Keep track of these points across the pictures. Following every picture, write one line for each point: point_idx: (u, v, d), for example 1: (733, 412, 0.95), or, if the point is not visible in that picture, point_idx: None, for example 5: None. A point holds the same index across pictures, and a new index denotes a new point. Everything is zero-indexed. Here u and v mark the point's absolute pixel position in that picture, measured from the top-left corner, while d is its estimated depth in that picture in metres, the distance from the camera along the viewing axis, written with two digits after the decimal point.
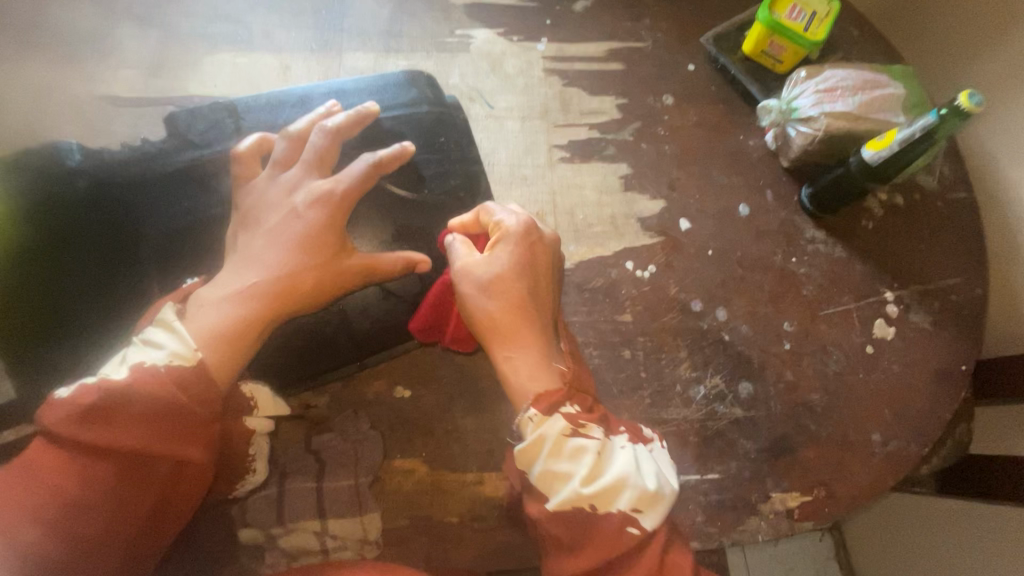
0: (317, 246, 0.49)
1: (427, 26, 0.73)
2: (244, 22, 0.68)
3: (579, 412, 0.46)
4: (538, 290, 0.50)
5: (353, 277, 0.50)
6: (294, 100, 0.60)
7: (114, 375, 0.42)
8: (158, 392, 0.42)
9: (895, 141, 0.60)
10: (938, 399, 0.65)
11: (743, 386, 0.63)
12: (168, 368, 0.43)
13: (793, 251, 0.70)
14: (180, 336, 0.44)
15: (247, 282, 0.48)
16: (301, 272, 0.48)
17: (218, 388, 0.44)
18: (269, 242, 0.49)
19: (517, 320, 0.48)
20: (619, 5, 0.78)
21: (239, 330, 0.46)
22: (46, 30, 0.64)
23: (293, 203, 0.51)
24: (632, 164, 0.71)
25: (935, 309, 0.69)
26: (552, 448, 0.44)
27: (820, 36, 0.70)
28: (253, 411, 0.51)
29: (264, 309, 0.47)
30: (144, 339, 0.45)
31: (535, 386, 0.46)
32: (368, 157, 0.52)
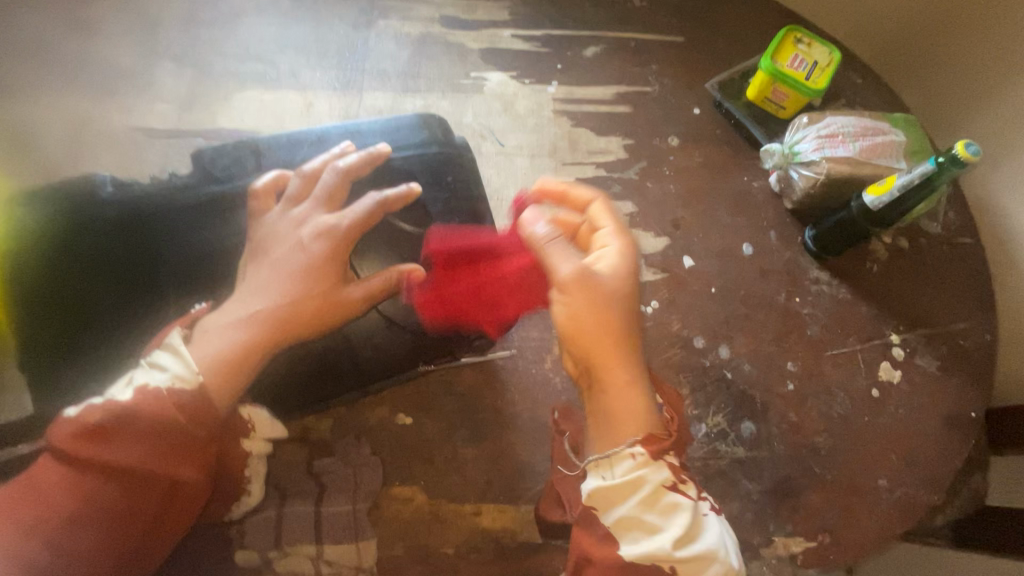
0: (319, 273, 0.52)
1: (444, 68, 0.77)
2: (273, 62, 0.72)
3: (680, 469, 0.48)
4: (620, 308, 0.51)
5: (348, 310, 0.52)
6: (312, 139, 0.62)
7: (121, 396, 0.46)
8: (159, 411, 0.45)
9: (895, 187, 0.62)
10: (947, 447, 0.65)
11: (745, 426, 0.63)
12: (169, 389, 0.46)
13: (796, 291, 0.70)
14: (182, 359, 0.47)
15: (253, 308, 0.51)
16: (303, 300, 0.51)
17: (215, 410, 0.47)
18: (276, 270, 0.52)
19: (600, 341, 0.50)
20: (627, 52, 0.82)
21: (240, 355, 0.48)
22: (89, 66, 0.69)
23: (299, 236, 0.53)
24: (637, 203, 0.73)
25: (943, 353, 0.69)
26: (652, 496, 0.46)
27: (821, 84, 0.73)
28: (250, 433, 0.53)
29: (267, 334, 0.50)
30: (152, 362, 0.48)
31: (643, 422, 0.48)
32: (375, 195, 0.55)
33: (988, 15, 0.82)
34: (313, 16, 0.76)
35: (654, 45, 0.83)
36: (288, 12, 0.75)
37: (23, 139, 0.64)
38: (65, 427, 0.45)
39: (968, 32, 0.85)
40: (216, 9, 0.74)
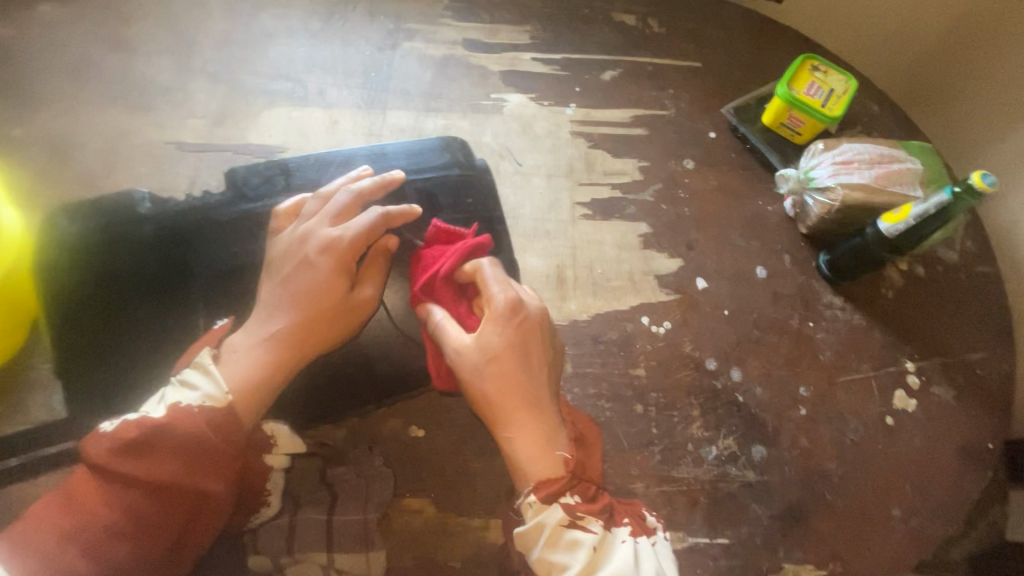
0: (330, 289, 0.54)
1: (465, 89, 0.79)
2: (301, 81, 0.75)
3: (579, 503, 0.49)
4: (530, 366, 0.53)
5: (363, 314, 0.55)
6: (339, 161, 0.65)
7: (154, 413, 0.46)
8: (192, 427, 0.46)
9: (910, 215, 0.62)
10: (962, 478, 0.64)
11: (756, 449, 0.63)
12: (201, 407, 0.47)
13: (809, 315, 0.70)
14: (214, 380, 0.49)
15: (272, 328, 0.52)
16: (318, 318, 0.53)
17: (244, 425, 0.48)
18: (292, 284, 0.53)
19: (510, 397, 0.52)
20: (644, 76, 0.84)
21: (268, 379, 0.50)
22: (128, 82, 0.71)
23: (308, 252, 0.55)
24: (651, 224, 0.74)
25: (959, 383, 0.68)
26: (551, 538, 0.47)
27: (836, 111, 0.74)
28: (273, 449, 0.53)
29: (290, 355, 0.52)
30: (182, 381, 0.49)
31: (538, 466, 0.50)
32: (379, 209, 0.56)
33: (998, 49, 0.87)
34: (341, 38, 0.79)
35: (670, 71, 0.85)
36: (317, 34, 0.79)
37: (63, 150, 0.66)
38: (101, 442, 0.45)
39: (986, 64, 0.89)
40: (249, 30, 0.77)
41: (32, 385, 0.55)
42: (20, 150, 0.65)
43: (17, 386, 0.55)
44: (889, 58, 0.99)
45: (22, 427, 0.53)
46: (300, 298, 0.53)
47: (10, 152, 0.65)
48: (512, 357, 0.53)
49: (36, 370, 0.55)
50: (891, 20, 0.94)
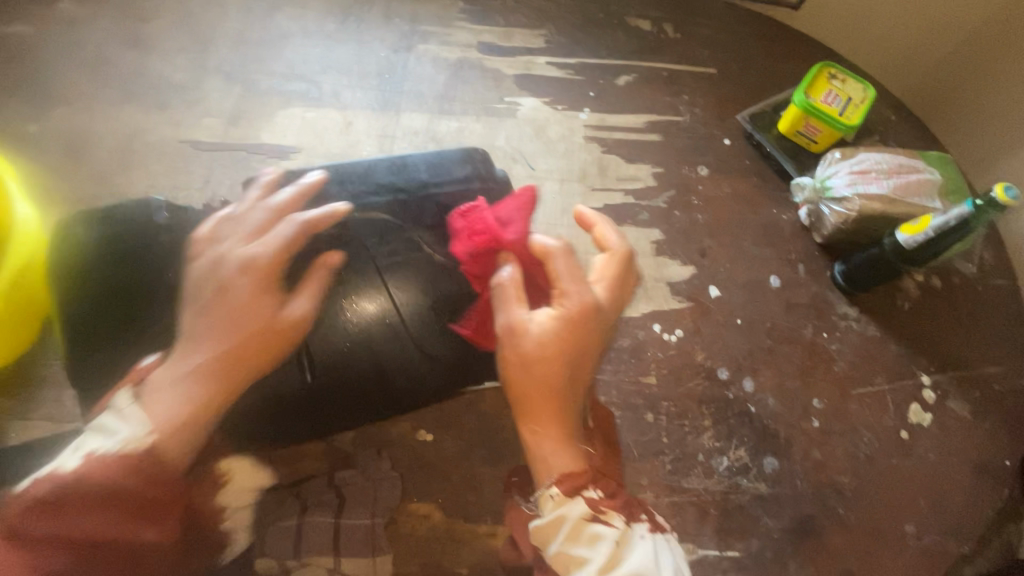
0: (253, 312, 0.51)
1: (479, 92, 0.79)
2: (316, 81, 0.75)
3: (601, 499, 0.50)
4: (571, 365, 0.53)
5: (291, 332, 0.51)
6: (359, 171, 0.63)
7: (70, 461, 0.46)
8: (105, 477, 0.45)
9: (929, 227, 0.62)
10: (977, 495, 0.63)
11: (767, 461, 0.62)
12: (118, 453, 0.45)
13: (823, 326, 0.70)
14: (129, 421, 0.46)
15: (193, 363, 0.49)
16: (244, 342, 0.50)
17: (169, 464, 0.47)
18: (213, 310, 0.51)
19: (548, 393, 0.52)
20: (659, 82, 0.83)
21: (193, 416, 0.48)
22: (143, 80, 0.71)
23: (224, 277, 0.52)
24: (664, 231, 0.73)
25: (975, 399, 0.67)
26: (572, 531, 0.48)
27: (854, 120, 0.73)
28: (222, 489, 0.50)
29: (214, 385, 0.49)
30: (97, 425, 0.47)
31: (568, 459, 0.51)
32: (297, 219, 0.54)
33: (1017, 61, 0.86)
34: (357, 40, 0.79)
35: (685, 77, 0.84)
36: (333, 35, 0.79)
37: (78, 147, 0.65)
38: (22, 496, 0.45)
39: (1005, 76, 0.88)
40: (265, 31, 0.77)
41: (44, 381, 0.54)
42: (35, 145, 0.65)
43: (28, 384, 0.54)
44: (904, 68, 0.98)
45: (33, 424, 0.53)
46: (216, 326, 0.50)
47: (25, 148, 0.64)
48: (564, 356, 0.53)
49: (47, 368, 0.55)
50: (910, 28, 0.93)
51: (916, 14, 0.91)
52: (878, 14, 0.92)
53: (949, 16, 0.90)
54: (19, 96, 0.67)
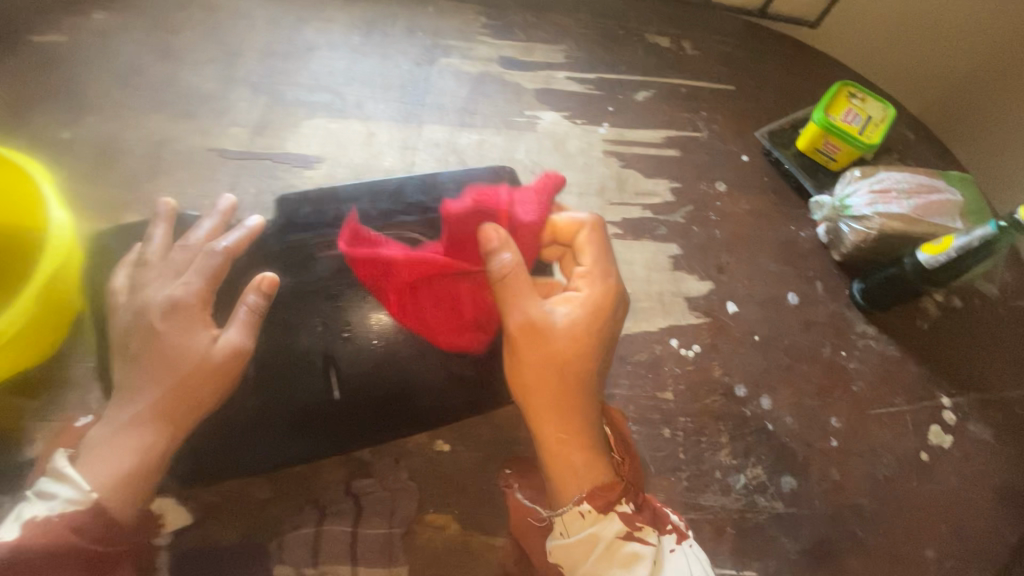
0: (187, 352, 0.50)
1: (500, 106, 0.80)
2: (340, 93, 0.76)
3: (634, 514, 0.52)
4: (591, 366, 0.55)
5: (229, 363, 0.51)
6: (389, 191, 0.62)
7: (8, 532, 0.44)
8: (54, 540, 0.44)
9: (952, 247, 0.61)
10: (998, 520, 0.62)
11: (786, 480, 0.61)
12: (62, 516, 0.45)
13: (842, 344, 0.69)
14: (71, 482, 0.46)
15: (132, 411, 0.49)
16: (189, 380, 0.50)
17: (116, 522, 0.46)
18: (142, 356, 0.50)
19: (569, 396, 0.54)
20: (678, 98, 0.84)
21: (138, 466, 0.48)
22: (173, 89, 0.72)
23: (152, 322, 0.51)
24: (681, 246, 0.73)
25: (997, 422, 0.66)
26: (608, 551, 0.50)
27: (874, 139, 0.73)
28: (159, 531, 0.49)
29: (159, 427, 0.49)
30: (37, 491, 0.46)
31: (597, 467, 0.54)
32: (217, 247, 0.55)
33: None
34: (381, 53, 0.81)
35: (704, 93, 0.85)
36: (357, 48, 0.80)
37: (110, 154, 0.67)
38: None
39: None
40: (292, 43, 0.79)
41: (68, 383, 0.55)
42: (68, 152, 0.66)
43: (51, 383, 0.54)
44: (921, 91, 0.99)
45: (56, 426, 0.53)
46: (151, 370, 0.49)
47: (59, 154, 0.66)
48: (586, 354, 0.55)
49: (73, 369, 0.55)
50: (927, 51, 0.94)
51: (932, 38, 0.92)
52: (894, 37, 0.94)
53: (966, 41, 0.91)
54: (53, 103, 0.69)
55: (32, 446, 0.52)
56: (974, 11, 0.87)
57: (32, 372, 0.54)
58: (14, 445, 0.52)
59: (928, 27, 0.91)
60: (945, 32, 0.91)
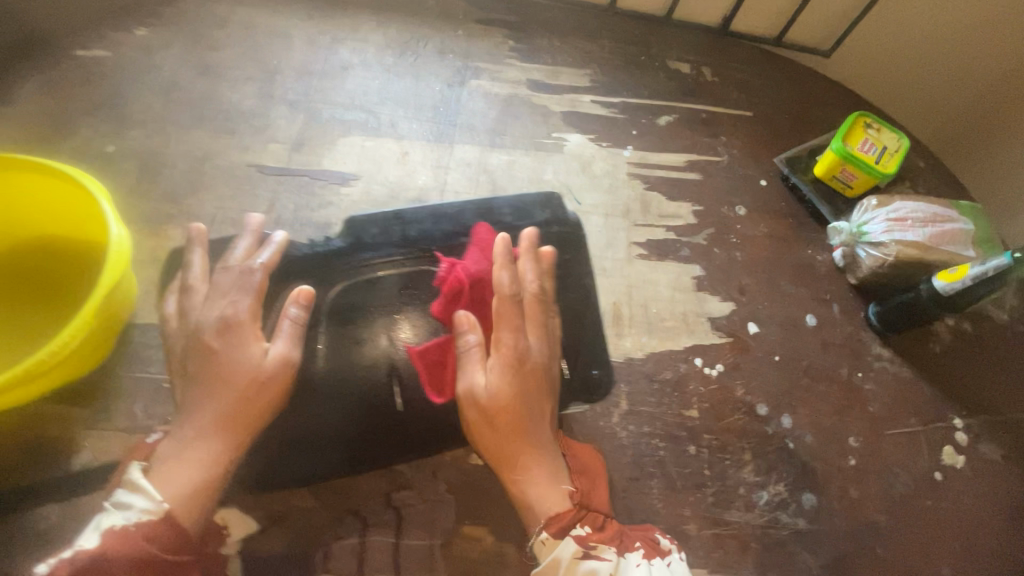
0: (243, 368, 0.53)
1: (529, 127, 0.82)
2: (374, 112, 0.79)
3: (590, 534, 0.53)
4: (532, 412, 0.57)
5: (280, 376, 0.54)
6: (450, 213, 0.69)
7: (85, 542, 0.44)
8: (130, 548, 0.44)
9: (967, 275, 0.64)
10: (1009, 539, 0.64)
11: (807, 497, 0.63)
12: (137, 525, 0.45)
13: (858, 365, 0.72)
14: (146, 492, 0.47)
15: (195, 428, 0.51)
16: (250, 395, 0.52)
17: (186, 530, 0.47)
18: (200, 373, 0.52)
19: (514, 444, 0.56)
20: (698, 123, 0.87)
21: (205, 479, 0.49)
22: (214, 106, 0.74)
23: (209, 342, 0.53)
24: (704, 267, 0.76)
25: (1007, 443, 0.69)
26: (568, 571, 0.50)
27: (889, 168, 0.76)
28: (224, 540, 0.51)
29: (221, 440, 0.51)
30: (113, 502, 0.47)
31: (541, 488, 0.55)
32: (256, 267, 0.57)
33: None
34: (413, 73, 0.83)
35: (723, 119, 0.88)
36: (391, 69, 0.83)
37: (153, 167, 0.69)
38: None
39: None
40: (327, 62, 0.81)
41: (113, 393, 0.56)
42: (114, 165, 0.68)
43: (95, 393, 0.55)
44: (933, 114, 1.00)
45: (104, 434, 0.54)
46: (213, 389, 0.51)
47: (105, 168, 0.68)
48: (529, 407, 0.57)
49: (120, 379, 0.56)
50: (940, 76, 0.95)
51: (946, 62, 0.93)
52: (909, 61, 0.95)
53: (981, 65, 0.92)
54: (98, 117, 0.70)
55: (81, 454, 0.53)
56: (988, 36, 0.88)
57: (80, 381, 0.55)
58: (61, 454, 0.53)
59: (943, 50, 0.92)
60: (960, 57, 0.92)
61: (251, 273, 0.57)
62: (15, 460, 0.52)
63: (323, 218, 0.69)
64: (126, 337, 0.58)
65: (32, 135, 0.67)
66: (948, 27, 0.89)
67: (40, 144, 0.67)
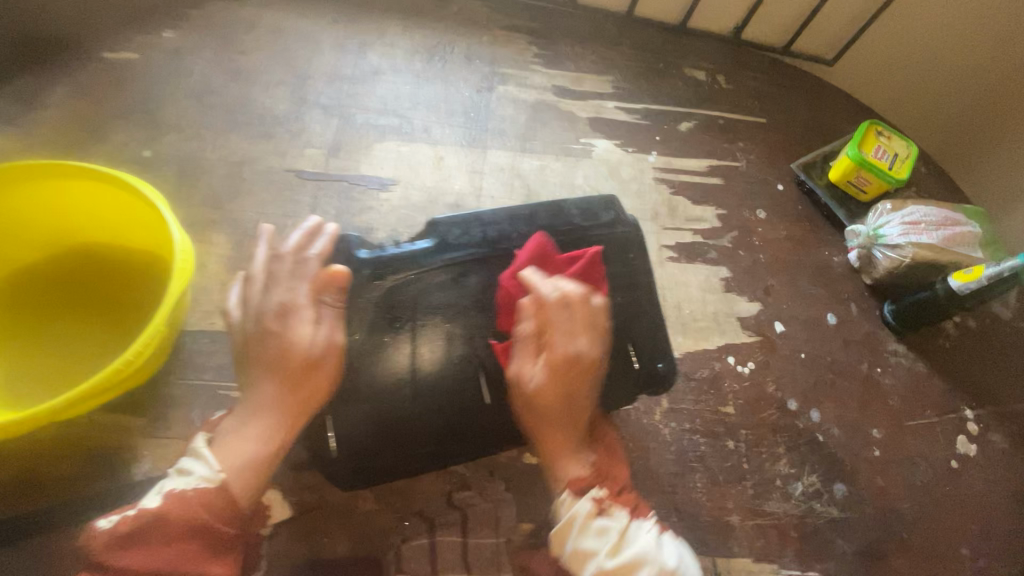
0: (298, 348, 0.48)
1: (558, 133, 0.84)
2: (408, 117, 0.79)
3: (605, 496, 0.50)
4: (573, 403, 0.53)
5: (332, 360, 0.49)
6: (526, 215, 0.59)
7: (148, 503, 0.43)
8: (188, 512, 0.43)
9: (982, 276, 0.68)
10: (1020, 522, 0.69)
11: (837, 487, 0.67)
12: (195, 491, 0.44)
13: (877, 361, 0.76)
14: (207, 460, 0.45)
15: (255, 400, 0.48)
16: (307, 375, 0.48)
17: (239, 504, 0.45)
18: (259, 356, 0.48)
19: (551, 430, 0.53)
20: (717, 129, 0.90)
21: (260, 455, 0.47)
22: (248, 110, 0.74)
23: (267, 324, 0.48)
24: (730, 269, 0.79)
25: (1013, 432, 0.74)
26: (581, 527, 0.48)
27: (902, 174, 0.80)
28: (268, 520, 0.52)
29: (278, 417, 0.48)
30: (178, 468, 0.46)
31: (567, 468, 0.52)
32: (312, 251, 0.52)
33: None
34: (442, 79, 0.84)
35: (740, 125, 0.91)
36: (420, 74, 0.83)
37: (192, 173, 0.68)
38: (98, 538, 0.42)
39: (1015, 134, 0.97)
40: (357, 67, 0.81)
41: (169, 400, 0.55)
42: (152, 170, 0.68)
43: (150, 400, 0.55)
44: (944, 110, 1.03)
45: (164, 442, 0.53)
46: (269, 365, 0.48)
47: (144, 174, 0.67)
48: (570, 401, 0.53)
49: (176, 387, 0.56)
50: (950, 74, 0.99)
51: (956, 61, 0.97)
52: (919, 60, 0.98)
53: (992, 63, 0.95)
54: (134, 123, 0.70)
55: (142, 462, 0.52)
56: (998, 35, 0.91)
57: (137, 389, 0.55)
58: (122, 463, 0.52)
59: (953, 50, 0.96)
60: (970, 55, 0.95)
61: (306, 261, 0.51)
62: (73, 470, 0.51)
63: (365, 223, 0.70)
64: (179, 344, 0.58)
65: (68, 142, 0.67)
66: (946, 36, 0.94)
67: (78, 151, 0.67)
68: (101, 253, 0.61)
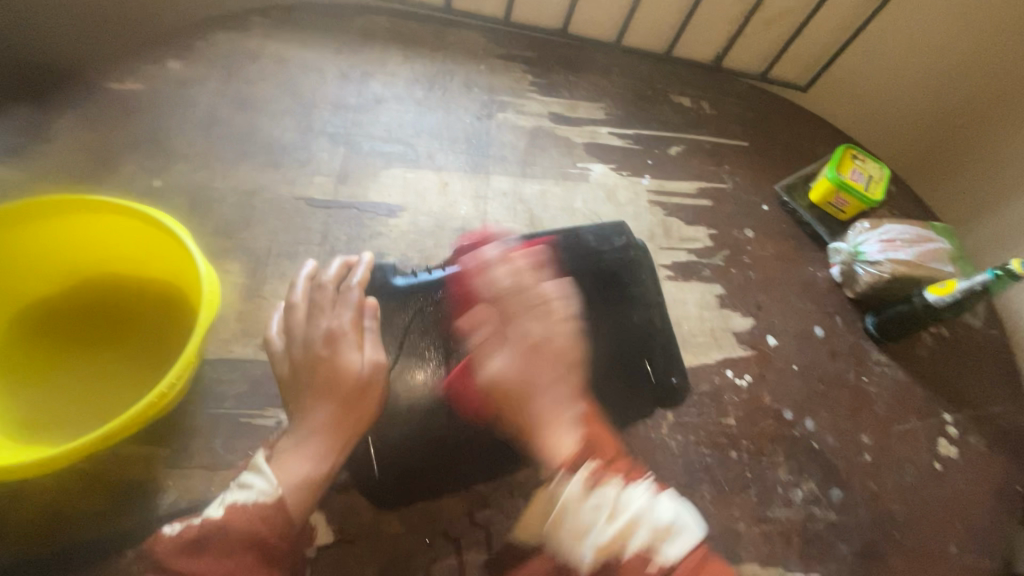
0: (348, 372, 0.52)
1: (556, 158, 0.87)
2: (412, 145, 0.82)
3: (597, 469, 0.52)
4: (543, 388, 0.58)
5: (382, 380, 0.53)
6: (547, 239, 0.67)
7: (212, 513, 0.46)
8: (249, 524, 0.45)
9: (955, 290, 0.73)
10: (1001, 519, 0.73)
11: (834, 492, 0.71)
12: (256, 505, 0.46)
13: (863, 370, 0.80)
14: (267, 475, 0.47)
15: (307, 423, 0.50)
16: (356, 397, 0.51)
17: (293, 521, 0.47)
18: (309, 382, 0.51)
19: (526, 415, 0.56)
20: (704, 153, 0.95)
21: (313, 474, 0.49)
22: (256, 139, 0.75)
23: (315, 350, 0.52)
24: (724, 286, 0.83)
25: (988, 433, 0.79)
26: (576, 502, 0.49)
27: (877, 194, 0.85)
28: (313, 540, 0.53)
29: (332, 437, 0.50)
30: (239, 482, 0.48)
31: (561, 447, 0.54)
32: (352, 283, 0.57)
33: (1009, 127, 0.98)
34: (444, 107, 0.87)
35: (726, 149, 0.96)
36: (422, 102, 0.86)
37: (203, 203, 0.69)
38: (163, 543, 0.44)
39: (969, 153, 1.05)
40: (361, 95, 0.83)
41: (193, 431, 0.55)
42: (163, 200, 0.68)
43: (173, 431, 0.55)
44: (910, 129, 1.11)
45: (188, 473, 0.53)
46: (320, 390, 0.51)
47: (155, 205, 0.68)
48: (537, 381, 0.57)
49: (197, 417, 0.56)
50: (910, 99, 1.07)
51: (918, 84, 1.05)
52: (884, 85, 1.07)
53: (951, 84, 1.03)
54: (142, 154, 0.70)
55: (167, 494, 0.52)
56: (956, 58, 0.99)
57: (159, 421, 0.55)
58: (146, 496, 0.52)
59: (914, 75, 1.04)
60: (931, 77, 1.04)
61: (348, 291, 0.56)
62: (98, 506, 0.51)
63: (376, 249, 0.72)
64: (199, 374, 0.59)
65: (76, 173, 0.67)
66: (902, 66, 1.03)
67: (86, 183, 0.67)
68: (120, 291, 0.63)
